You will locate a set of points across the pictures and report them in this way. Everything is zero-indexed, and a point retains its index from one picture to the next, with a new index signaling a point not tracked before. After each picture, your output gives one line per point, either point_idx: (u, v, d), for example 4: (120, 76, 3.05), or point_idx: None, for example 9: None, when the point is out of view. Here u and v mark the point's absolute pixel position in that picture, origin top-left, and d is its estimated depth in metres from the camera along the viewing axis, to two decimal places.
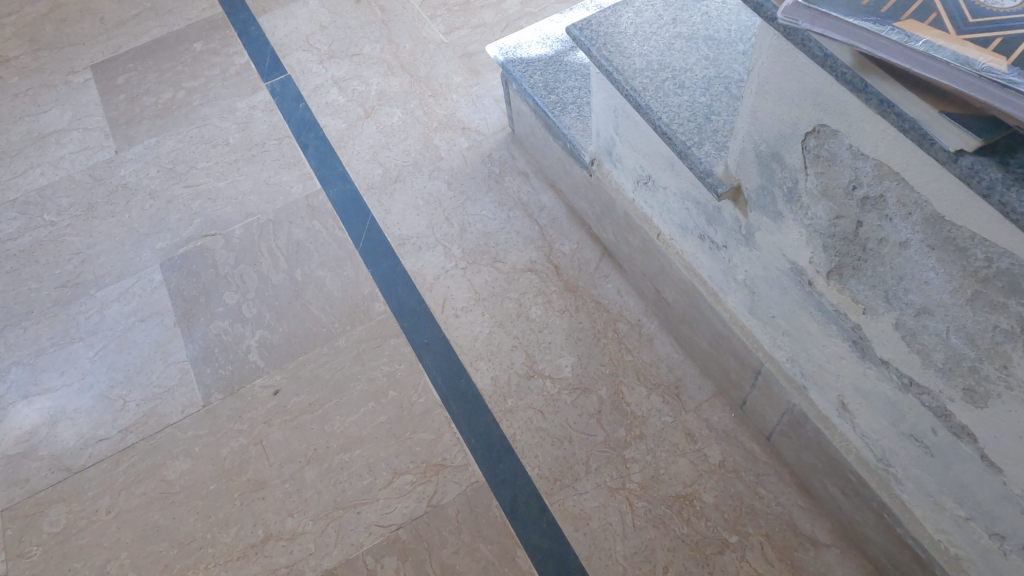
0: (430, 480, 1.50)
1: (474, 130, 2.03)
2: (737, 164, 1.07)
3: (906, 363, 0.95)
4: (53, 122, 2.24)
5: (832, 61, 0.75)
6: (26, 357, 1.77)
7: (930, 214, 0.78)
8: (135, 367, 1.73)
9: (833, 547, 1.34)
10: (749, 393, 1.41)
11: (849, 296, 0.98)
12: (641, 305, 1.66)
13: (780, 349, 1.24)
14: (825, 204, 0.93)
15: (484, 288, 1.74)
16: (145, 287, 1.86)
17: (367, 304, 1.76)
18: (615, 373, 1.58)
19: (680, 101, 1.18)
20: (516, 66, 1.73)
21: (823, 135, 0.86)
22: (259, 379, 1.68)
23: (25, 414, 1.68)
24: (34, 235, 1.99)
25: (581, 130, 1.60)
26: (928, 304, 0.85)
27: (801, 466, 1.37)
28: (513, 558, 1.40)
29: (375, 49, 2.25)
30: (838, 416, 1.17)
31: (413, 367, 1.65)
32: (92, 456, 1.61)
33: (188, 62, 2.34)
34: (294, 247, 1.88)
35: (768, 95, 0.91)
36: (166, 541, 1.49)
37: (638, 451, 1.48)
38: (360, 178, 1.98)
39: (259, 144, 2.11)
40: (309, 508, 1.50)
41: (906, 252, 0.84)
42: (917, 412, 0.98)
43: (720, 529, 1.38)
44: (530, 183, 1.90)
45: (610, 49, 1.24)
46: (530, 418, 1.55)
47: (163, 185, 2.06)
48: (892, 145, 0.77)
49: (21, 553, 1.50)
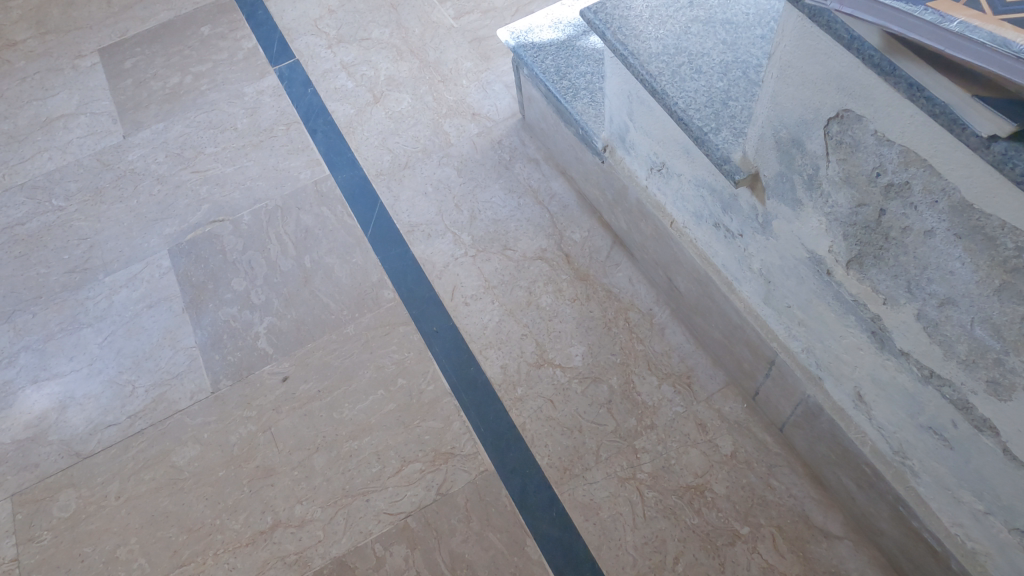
0: (440, 468, 1.50)
1: (484, 116, 2.00)
2: (755, 150, 1.04)
3: (927, 355, 0.93)
4: (61, 106, 2.23)
5: (859, 43, 0.74)
6: (35, 343, 1.76)
7: (958, 202, 0.76)
8: (144, 354, 1.72)
9: (845, 539, 1.33)
10: (762, 384, 1.40)
11: (869, 286, 0.96)
12: (652, 293, 1.65)
13: (795, 339, 1.22)
14: (848, 191, 0.90)
15: (494, 276, 1.72)
16: (153, 273, 1.85)
17: (376, 291, 1.75)
18: (626, 363, 1.56)
19: (696, 86, 1.15)
20: (527, 50, 1.70)
21: (846, 121, 0.84)
22: (268, 365, 1.67)
23: (34, 399, 1.68)
24: (42, 221, 1.99)
25: (593, 116, 1.57)
26: (953, 295, 0.84)
27: (814, 457, 1.35)
28: (523, 548, 1.40)
29: (384, 34, 2.23)
30: (854, 408, 1.16)
31: (422, 355, 1.64)
32: (101, 442, 1.61)
33: (195, 46, 2.32)
34: (302, 233, 1.86)
35: (790, 80, 0.89)
36: (175, 527, 1.49)
37: (649, 441, 1.47)
38: (369, 164, 1.97)
39: (267, 130, 2.09)
40: (318, 495, 1.50)
41: (930, 241, 0.82)
42: (937, 404, 0.96)
43: (731, 521, 1.37)
44: (541, 170, 1.87)
45: (624, 33, 1.22)
46: (540, 407, 1.54)
47: (171, 170, 2.04)
48: (919, 130, 0.75)
49: (31, 537, 1.51)
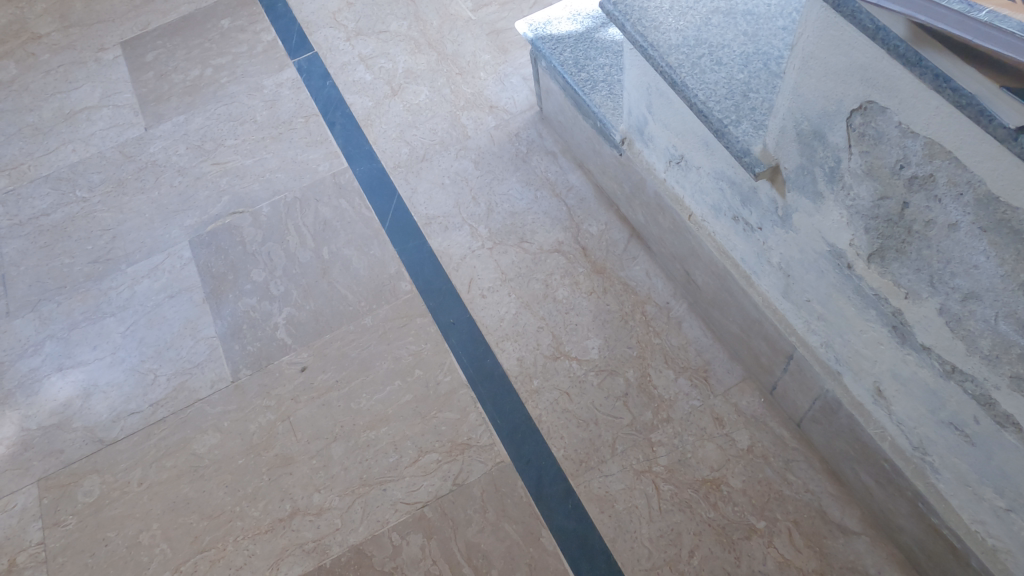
0: (455, 459, 1.51)
1: (502, 108, 2.00)
2: (776, 143, 1.04)
3: (949, 350, 0.92)
4: (84, 99, 2.26)
5: (884, 34, 0.73)
6: (59, 331, 1.80)
7: (984, 194, 0.75)
8: (165, 343, 1.75)
9: (862, 535, 1.32)
10: (780, 378, 1.39)
11: (891, 280, 0.96)
12: (669, 287, 1.64)
13: (814, 333, 1.21)
14: (870, 184, 0.90)
15: (510, 269, 1.73)
16: (175, 264, 1.87)
17: (393, 283, 1.76)
18: (642, 356, 1.56)
19: (716, 78, 1.15)
20: (545, 43, 1.70)
21: (870, 113, 0.83)
22: (287, 356, 1.69)
23: (59, 387, 1.71)
24: (66, 212, 2.02)
25: (612, 109, 1.57)
26: (977, 289, 0.83)
27: (832, 452, 1.34)
28: (538, 538, 1.41)
29: (402, 26, 2.23)
30: (874, 403, 1.15)
31: (439, 346, 1.65)
32: (124, 429, 1.64)
33: (215, 39, 2.34)
34: (321, 225, 1.88)
35: (813, 71, 0.88)
36: (196, 513, 1.52)
37: (665, 435, 1.47)
38: (387, 156, 1.97)
39: (286, 123, 2.10)
40: (336, 484, 1.51)
41: (954, 235, 0.81)
42: (959, 400, 0.95)
43: (747, 515, 1.37)
44: (558, 163, 1.87)
45: (644, 24, 1.21)
46: (557, 399, 1.55)
47: (192, 162, 2.07)
48: (945, 122, 0.74)
49: (57, 521, 1.54)
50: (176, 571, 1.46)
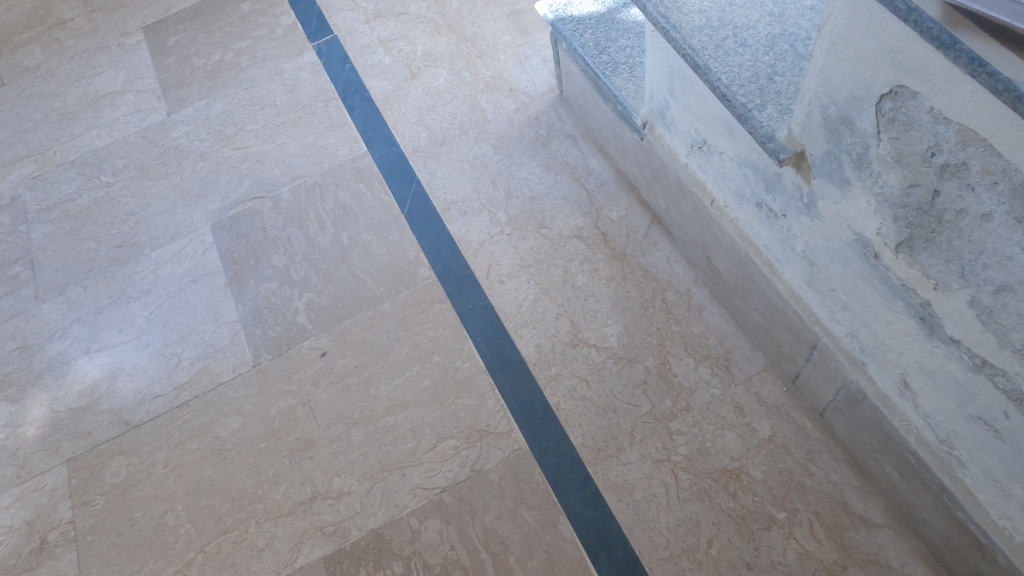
0: (473, 445, 1.51)
1: (522, 92, 1.98)
2: (802, 127, 1.00)
3: (979, 343, 0.89)
4: (108, 84, 2.27)
5: (916, 15, 0.69)
6: (86, 315, 1.83)
7: (1020, 183, 0.72)
8: (188, 328, 1.77)
9: (885, 527, 1.30)
10: (802, 367, 1.37)
11: (919, 270, 0.93)
12: (690, 274, 1.62)
13: (838, 323, 1.19)
14: (899, 171, 0.86)
15: (529, 254, 1.71)
16: (197, 248, 1.89)
17: (412, 269, 1.75)
18: (662, 344, 1.55)
19: (741, 61, 1.11)
20: (566, 24, 1.66)
21: (900, 98, 0.80)
22: (307, 341, 1.70)
23: (87, 369, 1.75)
24: (92, 197, 2.04)
25: (633, 91, 1.54)
26: (1010, 282, 0.80)
27: (855, 443, 1.32)
28: (556, 525, 1.41)
29: (421, 8, 2.21)
30: (900, 395, 1.12)
31: (457, 333, 1.65)
32: (149, 412, 1.67)
33: (235, 23, 2.33)
34: (340, 210, 1.88)
35: (840, 54, 0.85)
36: (219, 495, 1.55)
37: (684, 424, 1.46)
38: (405, 141, 1.96)
39: (306, 107, 2.10)
40: (355, 468, 1.53)
41: (988, 225, 0.79)
42: (988, 394, 0.92)
43: (768, 505, 1.35)
44: (578, 146, 1.85)
45: (666, 5, 1.17)
46: (575, 387, 1.54)
47: (213, 147, 2.08)
48: (981, 108, 0.71)
49: (85, 501, 1.58)
50: (200, 551, 1.49)
